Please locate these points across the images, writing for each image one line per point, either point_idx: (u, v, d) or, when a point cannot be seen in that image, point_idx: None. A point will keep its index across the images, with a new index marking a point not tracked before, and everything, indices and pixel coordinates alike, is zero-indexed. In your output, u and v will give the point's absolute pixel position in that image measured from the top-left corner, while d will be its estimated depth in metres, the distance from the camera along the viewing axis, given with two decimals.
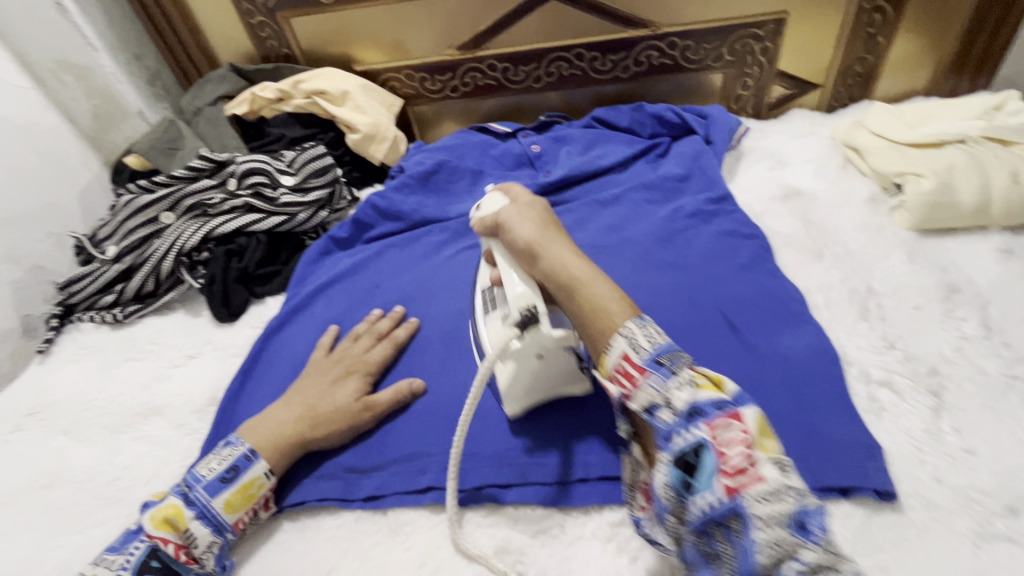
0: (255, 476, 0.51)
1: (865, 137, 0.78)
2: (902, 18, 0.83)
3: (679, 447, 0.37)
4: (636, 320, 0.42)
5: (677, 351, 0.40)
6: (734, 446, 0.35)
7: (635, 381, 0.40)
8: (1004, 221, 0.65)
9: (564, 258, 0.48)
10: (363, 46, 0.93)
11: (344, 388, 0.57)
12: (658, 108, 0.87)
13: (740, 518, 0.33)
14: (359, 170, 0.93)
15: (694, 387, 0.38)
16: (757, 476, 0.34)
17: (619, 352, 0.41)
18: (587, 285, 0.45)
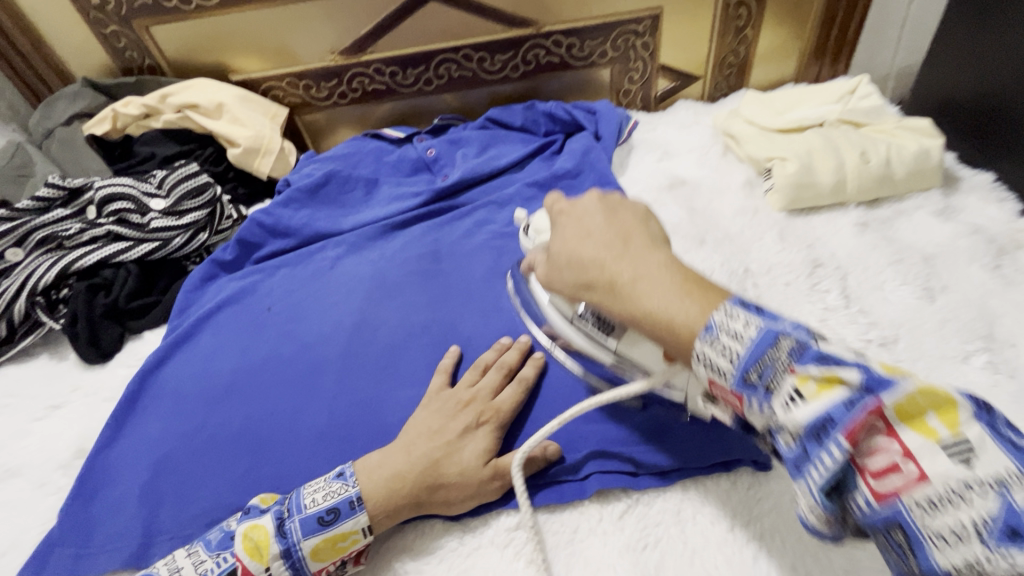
0: (354, 530, 0.45)
1: (739, 124, 0.82)
2: (764, 11, 0.89)
3: (816, 476, 0.30)
4: (703, 335, 0.34)
5: (783, 341, 0.32)
6: (873, 447, 0.28)
7: (739, 404, 0.34)
8: (859, 197, 0.70)
9: (603, 266, 0.41)
10: (238, 54, 0.87)
11: (473, 444, 0.48)
12: (549, 106, 0.88)
13: (905, 531, 0.27)
14: (247, 187, 0.88)
15: (800, 401, 0.30)
16: (916, 478, 0.27)
17: (707, 378, 0.35)
18: (636, 296, 0.38)
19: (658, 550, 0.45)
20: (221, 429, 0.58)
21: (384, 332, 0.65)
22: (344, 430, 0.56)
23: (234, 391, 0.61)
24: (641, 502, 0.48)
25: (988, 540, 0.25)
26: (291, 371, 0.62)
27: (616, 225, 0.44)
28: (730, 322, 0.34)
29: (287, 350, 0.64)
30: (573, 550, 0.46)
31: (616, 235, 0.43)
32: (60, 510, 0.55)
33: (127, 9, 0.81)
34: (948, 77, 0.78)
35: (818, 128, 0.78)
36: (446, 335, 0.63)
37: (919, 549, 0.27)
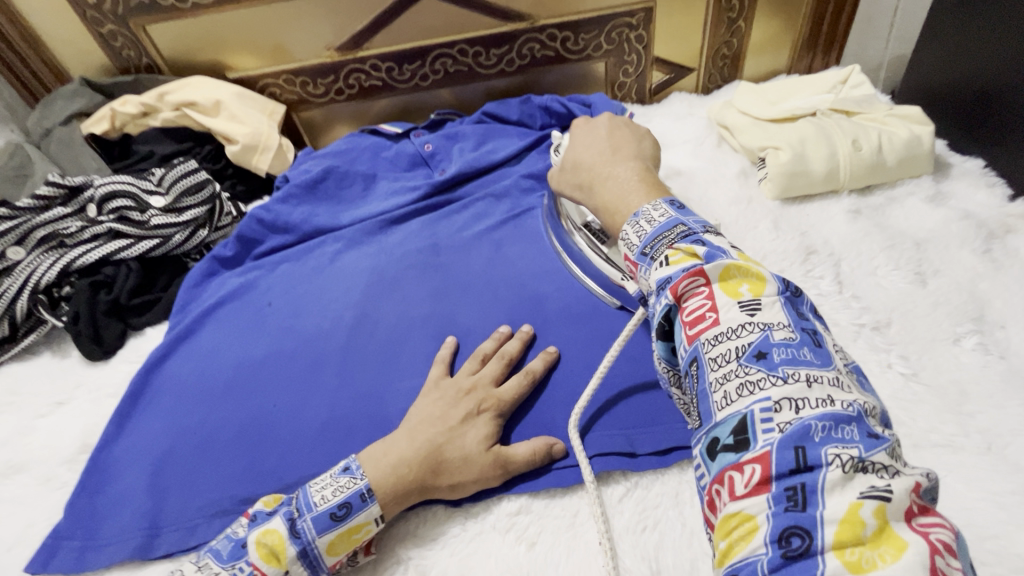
0: (366, 520, 0.45)
1: (733, 115, 0.83)
2: (757, 2, 0.90)
3: (656, 318, 0.38)
4: (631, 217, 0.45)
5: (677, 227, 0.41)
6: (696, 299, 0.36)
7: (632, 273, 0.43)
8: (852, 184, 0.71)
9: (591, 170, 0.55)
10: (235, 51, 0.88)
11: (474, 430, 0.49)
12: (545, 99, 0.89)
13: (697, 362, 0.35)
14: (245, 184, 0.88)
15: (665, 265, 0.39)
16: (711, 321, 0.35)
17: (623, 254, 0.44)
18: (603, 188, 0.52)
19: (657, 531, 0.46)
20: (225, 422, 0.59)
21: (384, 324, 0.65)
22: (347, 421, 0.57)
23: (237, 385, 0.62)
24: (640, 485, 0.49)
25: (743, 363, 0.33)
26: (293, 364, 0.63)
27: (618, 145, 0.56)
28: (653, 213, 0.44)
29: (288, 344, 0.65)
30: (574, 533, 0.47)
31: (609, 147, 0.56)
32: (66, 505, 0.55)
33: (123, 8, 0.81)
34: (938, 65, 0.79)
35: (810, 117, 0.78)
36: (446, 327, 0.64)
37: (700, 374, 0.35)
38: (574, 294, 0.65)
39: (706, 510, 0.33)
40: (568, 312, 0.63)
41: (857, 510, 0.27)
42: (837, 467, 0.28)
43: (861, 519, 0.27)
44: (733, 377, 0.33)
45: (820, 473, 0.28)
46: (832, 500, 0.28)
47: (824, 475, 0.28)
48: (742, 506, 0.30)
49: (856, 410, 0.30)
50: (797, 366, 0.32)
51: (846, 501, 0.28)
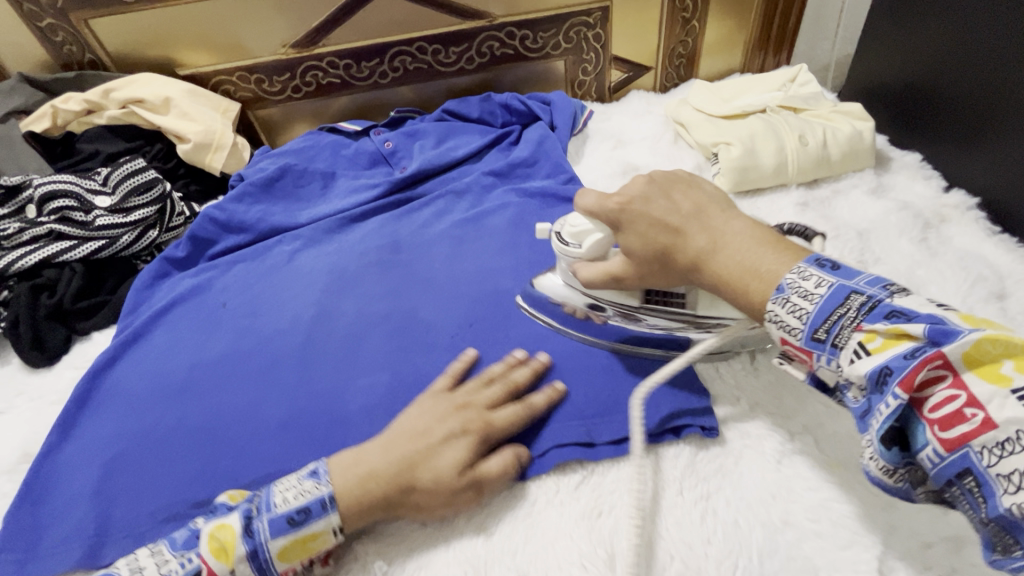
0: (323, 530, 0.43)
1: (688, 112, 0.85)
2: (709, 3, 0.92)
3: (879, 425, 0.33)
4: (775, 295, 0.39)
5: (853, 300, 0.36)
6: (941, 393, 0.32)
7: (810, 362, 0.39)
8: (799, 178, 0.74)
9: (676, 229, 0.47)
10: (185, 48, 0.85)
11: (452, 452, 0.46)
12: (505, 97, 0.90)
13: (975, 474, 0.31)
14: (198, 184, 0.86)
15: (866, 355, 0.34)
16: (982, 422, 0.30)
17: (778, 338, 0.40)
18: (714, 261, 0.44)
19: (613, 516, 0.47)
20: (178, 425, 0.57)
21: (342, 323, 0.64)
22: (304, 419, 0.56)
23: (192, 387, 0.60)
24: (596, 472, 0.50)
25: None
26: (249, 364, 0.62)
27: (693, 193, 0.49)
28: (802, 285, 0.39)
29: (244, 344, 0.64)
30: (530, 522, 0.47)
31: (685, 210, 0.48)
32: (5, 516, 0.53)
33: (64, 1, 0.78)
34: (877, 64, 0.82)
35: (761, 114, 0.81)
36: (406, 323, 0.64)
37: (989, 491, 0.30)
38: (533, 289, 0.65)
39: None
40: (528, 307, 0.63)
41: None
42: None
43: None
44: None
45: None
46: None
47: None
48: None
49: None
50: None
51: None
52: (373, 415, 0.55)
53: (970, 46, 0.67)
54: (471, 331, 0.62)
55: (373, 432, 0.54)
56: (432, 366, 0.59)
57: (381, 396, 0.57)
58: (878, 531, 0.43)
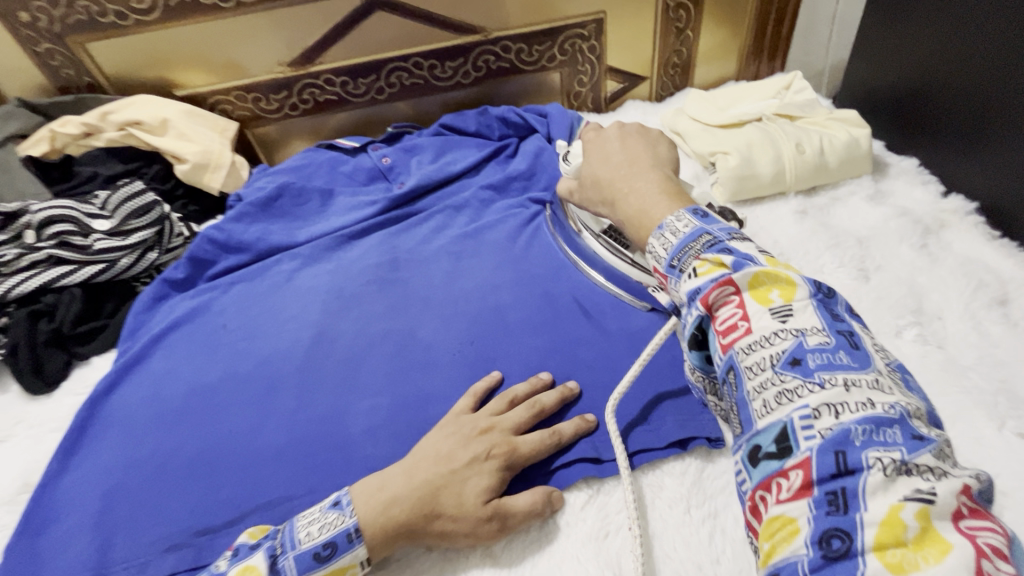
0: (351, 562, 0.43)
1: (685, 122, 0.86)
2: (703, 12, 0.93)
3: (688, 330, 0.42)
4: (657, 232, 0.47)
5: (703, 238, 0.44)
6: (727, 309, 0.40)
7: (665, 286, 0.46)
8: (797, 186, 0.74)
9: (612, 183, 0.57)
10: (182, 69, 0.86)
11: (478, 479, 0.46)
12: (501, 110, 0.89)
13: (734, 370, 0.38)
14: (197, 204, 0.86)
15: (695, 277, 0.41)
16: (745, 330, 0.38)
17: (652, 267, 0.47)
18: (628, 199, 0.54)
19: (618, 537, 0.46)
20: (177, 452, 0.57)
21: (343, 342, 0.64)
22: (305, 443, 0.56)
23: (190, 413, 0.60)
24: (602, 491, 0.50)
25: (778, 369, 0.36)
26: (249, 388, 0.61)
27: (635, 153, 0.60)
28: (676, 225, 0.46)
29: (244, 368, 0.63)
30: (539, 545, 0.47)
31: (626, 157, 0.59)
32: (5, 549, 0.52)
33: (61, 26, 0.79)
34: (871, 70, 0.83)
35: (757, 122, 0.81)
36: (407, 342, 0.63)
37: (738, 383, 0.38)
38: (534, 304, 0.65)
39: (749, 515, 0.36)
40: (530, 322, 0.63)
41: (896, 512, 0.30)
42: (877, 471, 0.31)
43: (901, 521, 0.30)
44: (769, 385, 0.36)
45: (861, 476, 0.31)
46: (873, 504, 0.30)
47: (865, 479, 0.31)
48: (785, 512, 0.33)
49: (896, 413, 0.33)
50: (830, 369, 0.35)
51: (886, 504, 0.30)
52: (375, 436, 0.55)
53: (965, 50, 0.67)
54: (473, 349, 0.62)
55: (375, 455, 0.54)
56: (434, 385, 0.59)
57: (382, 417, 0.57)
58: None
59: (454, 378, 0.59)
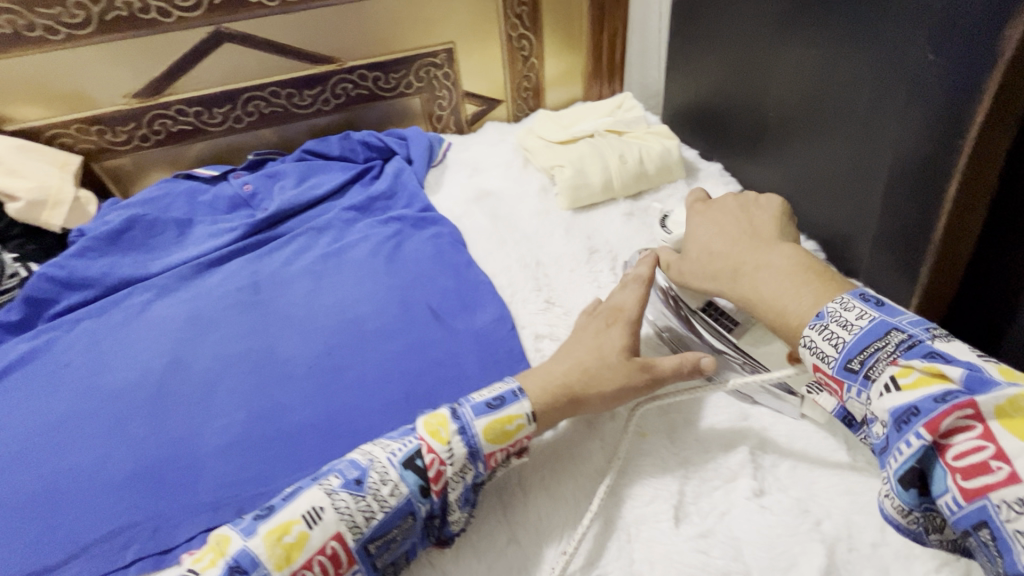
0: (517, 412, 0.50)
1: (533, 140, 0.95)
2: (543, 43, 1.04)
3: (899, 463, 0.34)
4: (813, 321, 0.42)
5: (892, 336, 0.38)
6: (964, 439, 0.32)
7: (840, 393, 0.40)
8: (625, 192, 0.85)
9: (731, 257, 0.53)
10: (12, 102, 0.82)
11: (616, 337, 0.54)
12: (364, 134, 0.94)
13: (990, 526, 0.31)
14: (36, 243, 0.81)
15: (895, 390, 0.35)
16: (1005, 474, 0.30)
17: (812, 364, 0.41)
18: (756, 283, 0.49)
19: None
20: (6, 499, 0.54)
21: (198, 369, 0.64)
22: (154, 470, 0.55)
23: (24, 458, 0.57)
24: None
25: None
26: (93, 426, 0.59)
27: (758, 225, 0.54)
28: (842, 315, 0.40)
29: (88, 405, 0.61)
30: None
31: (743, 233, 0.54)
32: None
33: None
34: (683, 89, 0.95)
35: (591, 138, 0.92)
36: (265, 361, 0.65)
37: (1000, 544, 0.30)
38: (391, 315, 0.69)
39: None
40: (387, 330, 0.67)
41: None
42: None
43: None
44: None
45: None
46: None
47: None
48: None
49: None
50: None
51: None
52: (227, 453, 0.56)
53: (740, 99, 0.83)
54: (330, 363, 0.64)
55: (227, 471, 0.55)
56: (289, 398, 0.61)
57: (236, 433, 0.58)
58: (674, 483, 0.52)
59: (311, 389, 0.62)
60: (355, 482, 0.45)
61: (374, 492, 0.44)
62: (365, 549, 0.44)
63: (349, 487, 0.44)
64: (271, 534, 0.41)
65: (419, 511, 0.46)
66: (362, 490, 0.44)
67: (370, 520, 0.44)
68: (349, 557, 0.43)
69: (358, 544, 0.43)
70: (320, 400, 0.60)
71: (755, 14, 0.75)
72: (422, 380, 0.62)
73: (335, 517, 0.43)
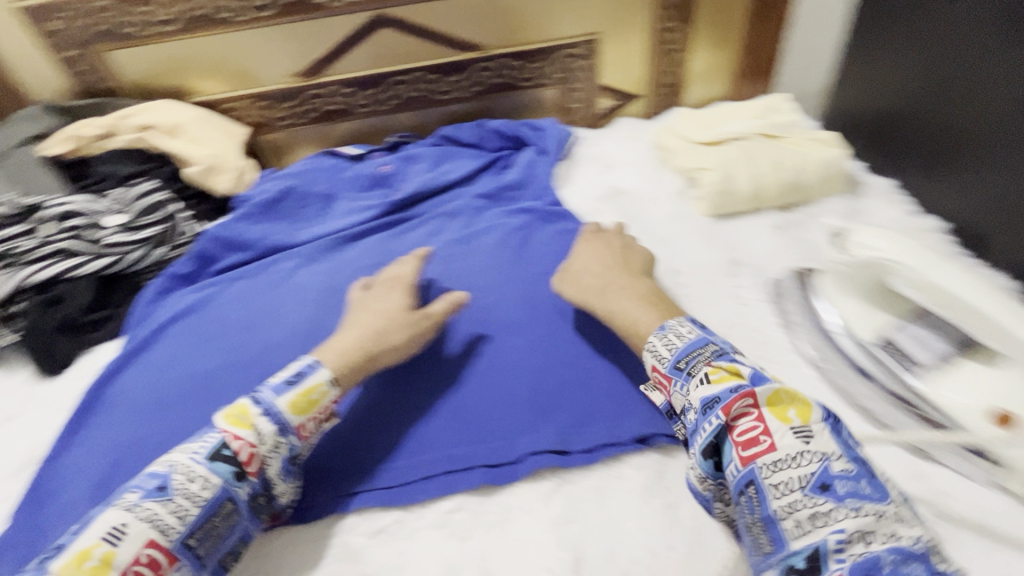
0: (319, 381, 0.50)
1: (672, 139, 0.89)
2: (692, 36, 0.97)
3: (704, 439, 0.44)
4: (657, 332, 0.52)
5: (709, 347, 0.49)
6: (746, 422, 0.42)
7: (667, 387, 0.50)
8: (775, 202, 0.77)
9: (602, 277, 0.61)
10: (198, 77, 0.91)
11: (396, 297, 0.61)
12: (498, 124, 0.94)
13: (755, 484, 0.41)
14: (206, 204, 0.89)
15: (708, 383, 0.46)
16: (768, 445, 0.41)
17: (651, 365, 0.52)
18: (612, 301, 0.58)
19: (581, 523, 0.48)
20: (174, 434, 0.60)
21: None
22: None
23: (188, 398, 0.64)
24: (569, 481, 0.51)
25: (807, 490, 0.39)
26: (243, 378, 0.65)
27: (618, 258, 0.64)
28: (677, 331, 0.52)
29: (241, 357, 0.67)
30: (502, 528, 0.49)
31: (610, 259, 0.64)
32: (14, 514, 0.56)
33: (88, 35, 0.84)
34: (856, 94, 0.86)
35: (740, 140, 0.85)
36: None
37: (760, 496, 0.40)
38: (517, 307, 0.68)
39: None
40: (513, 323, 0.66)
41: None
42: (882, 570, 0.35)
43: None
44: (799, 506, 0.39)
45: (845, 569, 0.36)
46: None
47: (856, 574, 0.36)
48: None
49: (920, 545, 0.37)
50: (858, 496, 0.39)
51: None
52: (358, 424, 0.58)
53: (936, 106, 0.72)
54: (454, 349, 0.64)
55: None
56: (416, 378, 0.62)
57: None
58: None
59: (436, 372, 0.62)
60: (156, 490, 0.42)
61: (181, 492, 0.42)
62: (186, 545, 0.41)
63: (151, 496, 0.42)
64: (68, 564, 0.38)
65: (238, 496, 0.44)
66: (166, 495, 0.42)
67: (184, 518, 0.42)
68: (170, 557, 0.40)
69: (175, 542, 0.41)
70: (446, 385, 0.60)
71: (965, 14, 0.66)
72: (548, 379, 0.60)
73: (144, 526, 0.40)
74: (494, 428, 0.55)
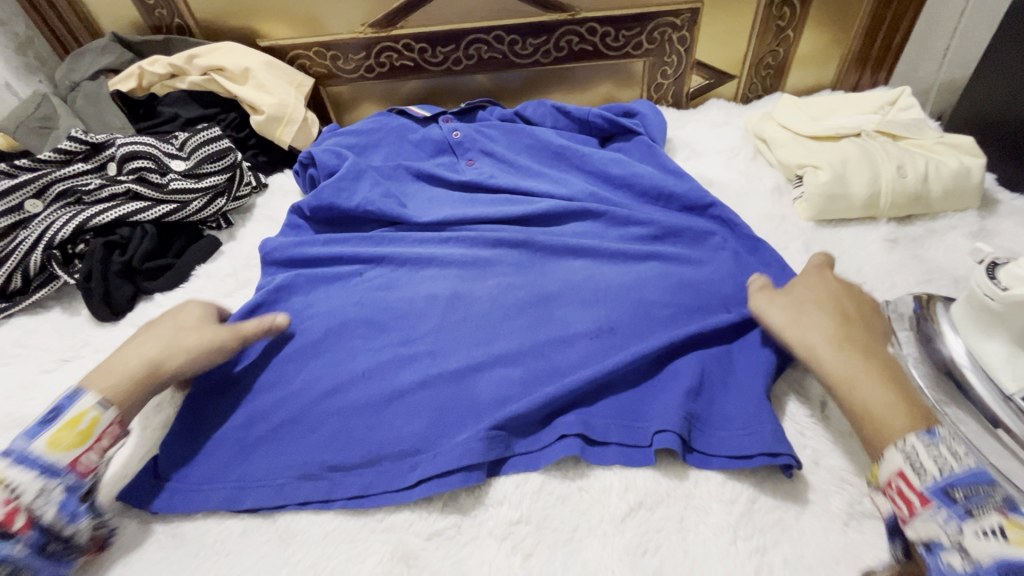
0: (83, 410, 0.46)
1: (772, 128, 0.80)
2: (808, 13, 0.86)
3: None
4: (923, 435, 0.38)
5: (997, 486, 0.35)
6: None
7: (914, 509, 0.37)
8: (891, 212, 0.68)
9: (834, 333, 0.47)
10: (267, 19, 0.86)
11: (186, 315, 0.57)
12: (584, 112, 0.84)
13: None
14: (267, 155, 0.88)
15: (1000, 539, 0.33)
16: None
17: (895, 468, 0.39)
18: (848, 374, 0.45)
19: (658, 555, 0.44)
20: (310, 385, 0.57)
21: (394, 309, 0.62)
22: (348, 410, 0.54)
23: (325, 346, 0.60)
24: (645, 506, 0.47)
25: None
26: (384, 338, 0.60)
27: (856, 314, 0.50)
28: (953, 445, 0.38)
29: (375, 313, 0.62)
30: (571, 549, 0.45)
31: (837, 306, 0.50)
32: None
33: None
34: (992, 96, 0.74)
35: (854, 137, 0.75)
36: (543, 321, 0.59)
37: None
38: (679, 293, 0.60)
39: None
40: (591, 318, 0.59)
41: None
42: None
43: None
44: None
45: None
46: None
47: None
48: None
49: None
50: None
51: None
52: (507, 406, 0.52)
53: None
54: (613, 331, 0.57)
55: (412, 432, 0.52)
56: (567, 359, 0.56)
57: (430, 394, 0.54)
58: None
59: (505, 370, 0.55)
60: None
61: None
62: None
63: None
64: None
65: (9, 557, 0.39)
66: None
67: None
68: None
69: None
70: (510, 381, 0.54)
71: None
72: (629, 385, 0.53)
73: None
74: (594, 438, 0.50)
